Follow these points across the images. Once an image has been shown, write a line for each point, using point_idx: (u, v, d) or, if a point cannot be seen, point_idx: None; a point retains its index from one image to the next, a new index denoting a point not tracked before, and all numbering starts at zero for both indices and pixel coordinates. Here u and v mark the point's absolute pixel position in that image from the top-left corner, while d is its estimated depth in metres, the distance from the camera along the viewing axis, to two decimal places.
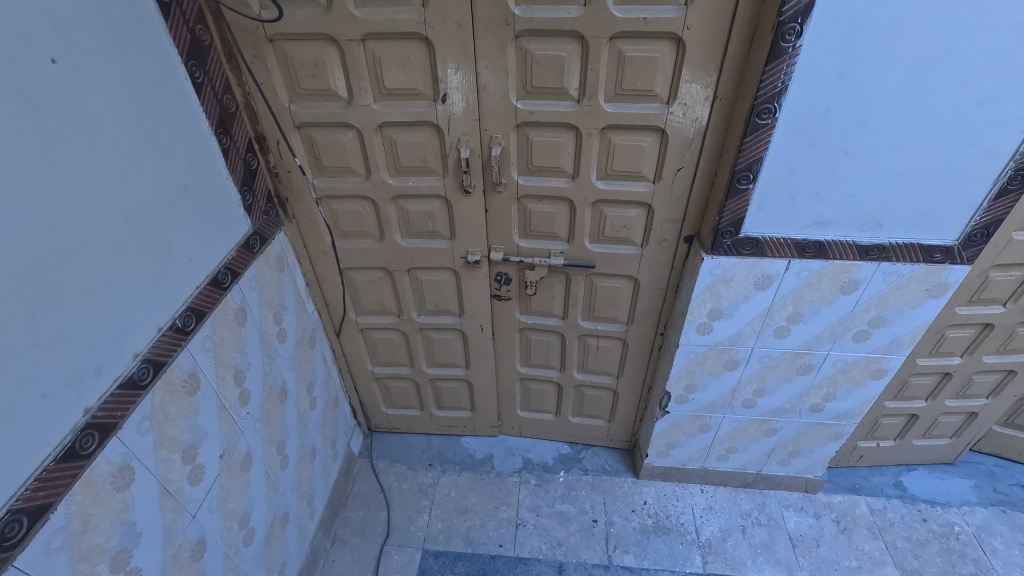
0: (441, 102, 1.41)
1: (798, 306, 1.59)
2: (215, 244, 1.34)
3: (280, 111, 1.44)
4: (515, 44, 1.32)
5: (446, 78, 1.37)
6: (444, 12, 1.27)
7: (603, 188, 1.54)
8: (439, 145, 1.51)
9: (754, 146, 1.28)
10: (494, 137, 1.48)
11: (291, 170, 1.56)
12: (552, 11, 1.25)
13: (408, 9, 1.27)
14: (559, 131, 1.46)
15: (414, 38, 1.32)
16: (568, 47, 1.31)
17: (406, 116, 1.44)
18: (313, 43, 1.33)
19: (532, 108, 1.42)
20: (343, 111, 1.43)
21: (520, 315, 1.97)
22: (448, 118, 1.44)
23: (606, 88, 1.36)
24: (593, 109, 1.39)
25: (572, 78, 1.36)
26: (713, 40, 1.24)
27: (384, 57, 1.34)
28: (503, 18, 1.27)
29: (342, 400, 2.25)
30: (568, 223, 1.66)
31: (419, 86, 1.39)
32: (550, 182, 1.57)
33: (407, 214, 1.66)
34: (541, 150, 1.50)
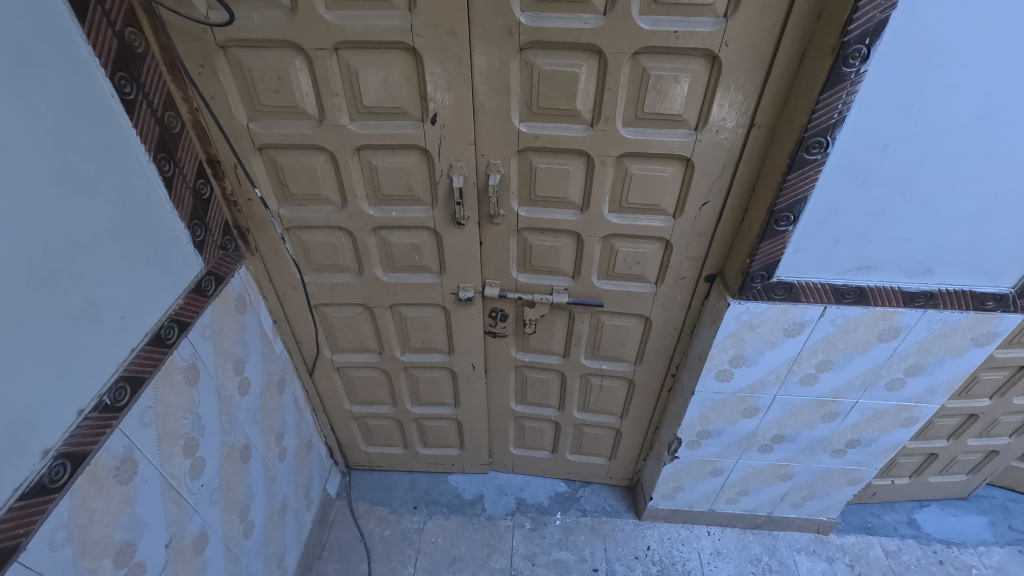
0: (430, 123, 1.19)
1: (829, 353, 1.43)
2: (156, 293, 1.11)
3: (236, 131, 1.21)
4: (519, 58, 1.11)
5: (436, 96, 1.15)
6: (437, 18, 1.05)
7: (616, 222, 1.35)
8: (427, 172, 1.29)
9: (798, 185, 1.10)
10: (493, 164, 1.27)
11: (252, 198, 1.33)
12: (567, 21, 1.04)
13: (392, 14, 1.05)
14: (568, 158, 1.26)
15: (398, 48, 1.09)
16: (582, 62, 1.10)
17: (388, 139, 1.22)
18: (275, 52, 1.10)
19: (539, 132, 1.21)
20: (313, 133, 1.20)
21: (516, 352, 1.77)
22: (439, 142, 1.23)
23: (625, 111, 1.16)
24: (610, 135, 1.19)
25: (586, 99, 1.15)
26: (755, 60, 1.05)
27: (363, 71, 1.12)
28: (506, 27, 1.06)
29: (316, 441, 2.02)
30: (574, 257, 1.47)
31: (406, 105, 1.17)
32: (555, 214, 1.37)
33: (389, 246, 1.44)
34: (546, 178, 1.30)
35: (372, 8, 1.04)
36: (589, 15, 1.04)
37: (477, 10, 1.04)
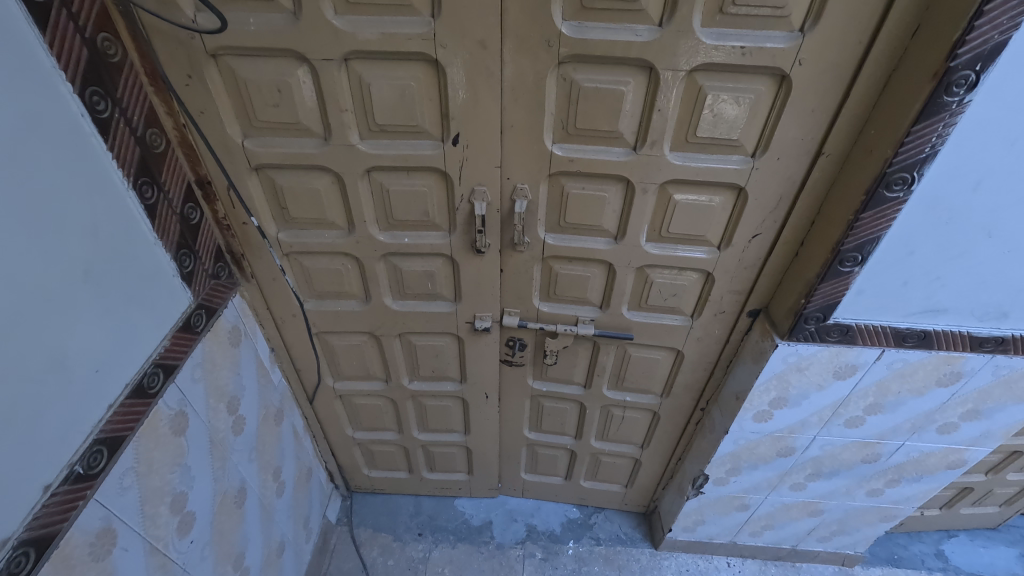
0: (451, 143, 1.05)
1: (880, 397, 1.31)
2: (137, 338, 0.97)
3: (230, 149, 1.06)
4: (556, 73, 0.97)
5: (460, 115, 1.01)
6: (464, 27, 0.90)
7: (654, 253, 1.22)
8: (445, 196, 1.15)
9: (872, 224, 0.97)
10: (520, 188, 1.13)
11: (247, 222, 1.18)
12: (615, 33, 0.90)
13: (412, 21, 0.90)
14: (604, 183, 1.12)
15: (418, 60, 0.95)
16: (629, 79, 0.96)
17: (403, 160, 1.08)
18: (275, 61, 0.94)
19: (574, 155, 1.07)
20: (317, 152, 1.06)
21: (533, 381, 1.65)
22: (461, 165, 1.08)
23: (673, 134, 1.02)
24: (655, 160, 1.05)
25: (630, 120, 1.01)
26: (831, 81, 0.91)
27: (377, 85, 0.97)
28: (544, 38, 0.91)
29: (316, 468, 1.90)
30: (603, 287, 1.34)
31: (424, 124, 1.03)
32: (586, 243, 1.23)
33: (400, 274, 1.30)
34: (579, 205, 1.16)
35: (389, 13, 0.89)
36: (641, 26, 0.89)
37: (512, 18, 0.89)
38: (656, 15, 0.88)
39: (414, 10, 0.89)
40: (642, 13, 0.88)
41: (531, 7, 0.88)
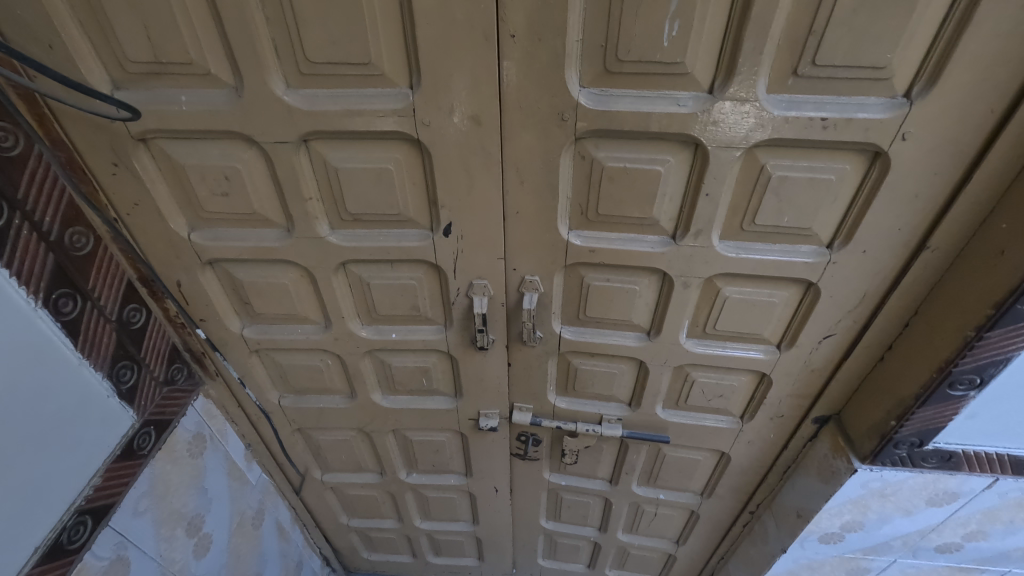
0: (442, 234, 0.84)
1: (985, 525, 1.04)
2: (53, 487, 0.79)
3: (176, 244, 0.87)
4: (572, 151, 0.75)
5: (452, 201, 0.80)
6: (452, 100, 0.70)
7: (696, 352, 0.99)
8: (439, 289, 0.95)
9: (999, 342, 0.73)
10: (529, 281, 0.91)
11: (206, 318, 0.99)
12: (649, 102, 0.69)
13: (386, 94, 0.70)
14: (634, 275, 0.90)
15: (396, 139, 0.75)
16: (667, 157, 0.74)
17: (385, 252, 0.87)
18: (218, 144, 0.75)
19: (596, 244, 0.85)
20: (278, 245, 0.86)
21: (548, 474, 1.42)
22: (455, 256, 0.88)
23: (723, 220, 0.79)
24: (700, 252, 0.83)
25: (668, 205, 0.79)
26: (947, 160, 0.67)
27: (345, 169, 0.77)
28: (557, 111, 0.70)
29: (308, 557, 1.70)
30: (632, 384, 1.11)
31: (408, 211, 0.83)
32: (611, 338, 1.01)
33: (390, 370, 1.10)
34: (602, 298, 0.94)
35: (355, 86, 0.69)
36: (684, 93, 0.68)
37: (513, 88, 0.68)
38: (704, 80, 0.66)
39: (387, 81, 0.69)
40: (686, 78, 0.66)
41: (537, 74, 0.67)
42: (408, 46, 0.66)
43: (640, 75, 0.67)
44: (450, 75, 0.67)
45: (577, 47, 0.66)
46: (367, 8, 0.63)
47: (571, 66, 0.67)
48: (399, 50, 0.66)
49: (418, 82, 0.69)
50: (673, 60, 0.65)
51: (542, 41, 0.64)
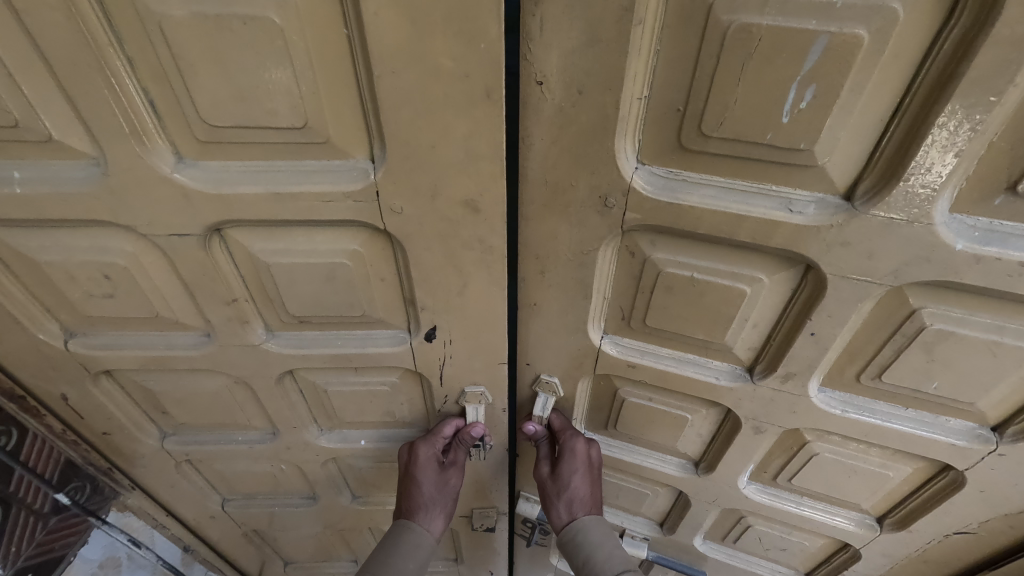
0: (423, 338, 0.60)
1: None
2: None
3: (46, 356, 0.63)
4: (615, 243, 0.50)
5: (437, 303, 0.56)
6: (436, 178, 0.45)
7: (758, 503, 0.72)
8: (421, 391, 0.70)
9: None
10: (542, 381, 0.66)
11: (108, 433, 0.75)
12: (740, 197, 0.43)
13: (330, 167, 0.46)
14: (685, 399, 0.64)
15: (351, 225, 0.50)
16: (761, 274, 0.47)
17: (342, 360, 0.63)
18: (85, 240, 0.51)
19: (637, 359, 0.59)
20: (192, 355, 0.62)
21: (552, 557, 1.09)
22: (444, 363, 0.63)
23: (832, 366, 0.52)
24: (793, 403, 0.56)
25: (748, 331, 0.53)
26: None
27: (279, 265, 0.53)
28: (598, 192, 0.45)
29: None
30: (668, 507, 0.85)
31: (377, 311, 0.58)
32: (642, 462, 0.75)
33: (359, 471, 0.87)
34: (641, 417, 0.68)
35: (282, 154, 0.45)
36: (801, 192, 0.41)
37: (535, 159, 0.44)
38: (838, 178, 0.40)
39: (331, 150, 0.44)
40: (810, 172, 0.40)
41: (574, 144, 0.42)
42: (363, 102, 0.41)
43: (733, 159, 0.41)
44: (432, 144, 0.43)
45: (638, 108, 0.40)
46: (291, 43, 0.38)
47: (625, 135, 0.42)
48: (349, 106, 0.42)
49: (382, 151, 0.44)
50: (793, 146, 0.39)
51: (583, 95, 0.39)
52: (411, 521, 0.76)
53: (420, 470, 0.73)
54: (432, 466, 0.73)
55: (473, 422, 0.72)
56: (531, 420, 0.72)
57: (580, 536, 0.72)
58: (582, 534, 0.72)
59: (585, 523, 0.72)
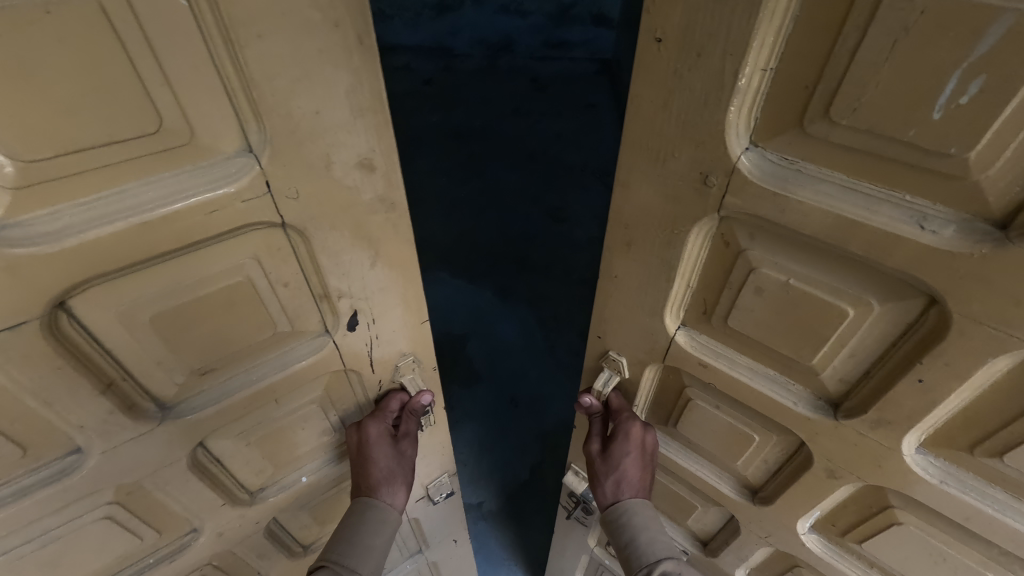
0: (346, 330, 0.47)
1: None
2: None
3: None
4: (709, 229, 0.38)
5: (354, 283, 0.44)
6: (334, 145, 0.35)
7: (816, 564, 0.54)
8: (350, 388, 0.55)
9: None
10: (610, 358, 0.54)
11: None
12: (862, 200, 0.30)
13: (200, 173, 0.32)
14: (756, 415, 0.48)
15: (246, 237, 0.36)
16: (876, 300, 0.33)
17: (247, 408, 0.47)
18: None
19: (711, 360, 0.45)
20: (74, 479, 0.40)
21: (589, 535, 0.81)
22: (370, 345, 0.50)
23: (937, 427, 0.37)
24: (875, 455, 0.40)
25: (842, 359, 0.38)
26: None
27: (163, 313, 0.36)
28: (699, 167, 0.34)
29: None
30: (714, 531, 0.65)
31: (291, 326, 0.44)
32: (696, 470, 0.58)
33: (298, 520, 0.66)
34: (703, 427, 0.53)
35: (119, 179, 0.30)
36: (938, 207, 0.28)
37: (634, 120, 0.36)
38: (997, 199, 0.26)
39: (195, 155, 0.31)
40: (958, 184, 0.27)
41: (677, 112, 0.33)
42: (223, 76, 0.29)
43: (866, 159, 0.28)
44: (317, 110, 0.33)
45: (761, 82, 0.30)
46: (111, 10, 0.25)
47: (737, 109, 0.31)
48: (209, 90, 0.29)
49: (263, 134, 0.32)
50: (936, 147, 0.26)
51: (701, 59, 0.30)
52: (358, 504, 0.59)
53: (373, 448, 0.57)
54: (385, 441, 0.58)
55: (418, 391, 0.58)
56: (587, 394, 0.59)
57: (624, 522, 0.57)
58: (624, 519, 0.57)
59: (631, 507, 0.58)
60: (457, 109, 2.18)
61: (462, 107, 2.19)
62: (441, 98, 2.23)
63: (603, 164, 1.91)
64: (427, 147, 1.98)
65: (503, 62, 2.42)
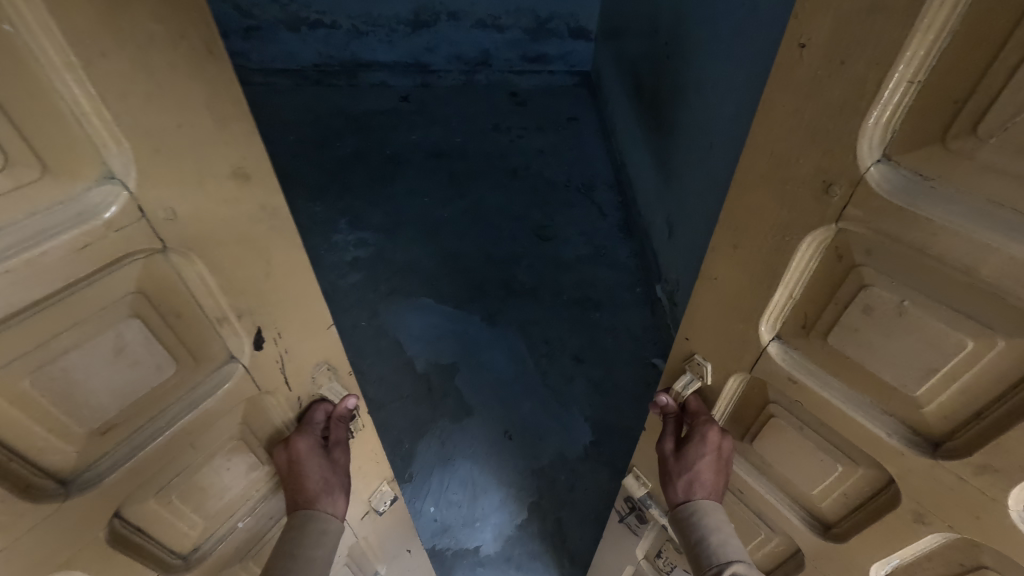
0: (252, 351, 0.43)
1: None
2: None
3: None
4: (823, 239, 0.37)
5: (252, 298, 0.41)
6: (207, 162, 0.34)
7: None
8: (270, 413, 0.49)
9: None
10: (695, 362, 0.54)
11: None
12: (1000, 226, 0.29)
13: (62, 211, 0.28)
14: (839, 444, 0.45)
15: (129, 277, 0.33)
16: (1001, 335, 0.31)
17: (153, 473, 0.40)
18: None
19: (802, 378, 0.44)
20: None
21: (635, 548, 0.76)
22: (281, 363, 0.47)
23: None
24: (973, 505, 0.37)
25: (951, 394, 0.35)
26: None
27: (42, 378, 0.31)
28: (823, 175, 0.35)
29: None
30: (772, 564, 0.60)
31: (194, 358, 0.40)
32: (768, 497, 0.54)
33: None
34: (781, 451, 0.50)
35: None
36: None
37: (765, 122, 0.37)
38: None
39: (56, 188, 0.28)
40: None
41: (808, 116, 0.34)
42: (70, 101, 0.27)
43: (1014, 181, 0.28)
44: (178, 124, 0.31)
45: (907, 95, 0.30)
46: None
47: (876, 120, 0.31)
48: (53, 116, 0.26)
49: (124, 156, 0.30)
50: None
51: (845, 67, 0.31)
52: (291, 528, 0.52)
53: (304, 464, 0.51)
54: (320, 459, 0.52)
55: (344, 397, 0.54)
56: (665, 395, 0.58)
57: (697, 528, 0.54)
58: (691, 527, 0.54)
59: (701, 516, 0.54)
60: (436, 127, 2.13)
61: (443, 125, 2.14)
62: (420, 116, 2.18)
63: (587, 179, 1.88)
64: (407, 166, 1.92)
65: (481, 78, 2.38)
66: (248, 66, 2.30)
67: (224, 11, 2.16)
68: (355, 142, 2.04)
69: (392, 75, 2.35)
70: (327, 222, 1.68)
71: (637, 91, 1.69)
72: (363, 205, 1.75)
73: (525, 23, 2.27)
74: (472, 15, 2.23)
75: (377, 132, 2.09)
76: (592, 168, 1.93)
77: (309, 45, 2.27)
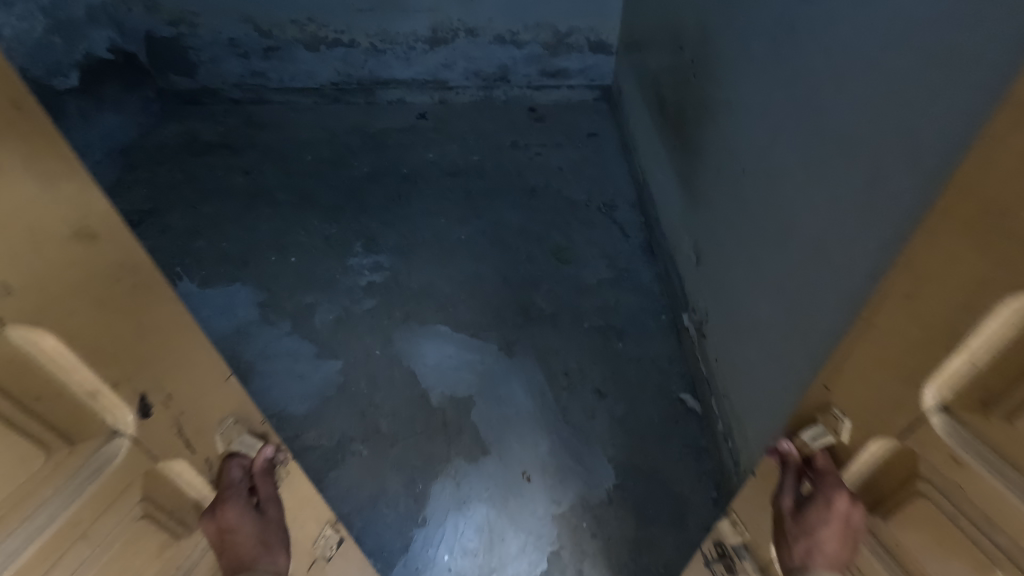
0: (134, 419, 0.46)
1: None
2: None
3: None
4: None
5: (121, 366, 0.44)
6: (45, 232, 0.36)
7: None
8: (170, 476, 0.52)
9: None
10: (832, 415, 0.50)
11: None
12: None
13: None
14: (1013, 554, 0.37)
15: None
16: None
17: (45, 566, 0.40)
18: None
19: (976, 456, 0.37)
20: None
21: None
22: (173, 424, 0.50)
23: None
24: None
25: None
26: None
27: None
28: None
29: None
30: None
31: (72, 439, 0.42)
32: None
33: None
34: (929, 542, 0.43)
35: None
36: None
37: (982, 170, 0.33)
38: None
39: None
40: None
41: None
42: None
43: None
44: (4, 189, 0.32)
45: None
46: None
47: None
48: None
49: None
50: None
51: None
52: None
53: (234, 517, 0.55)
54: (251, 513, 0.57)
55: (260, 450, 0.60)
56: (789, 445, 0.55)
57: None
58: None
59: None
60: (454, 145, 2.10)
61: (460, 142, 2.11)
62: (437, 134, 2.16)
63: (608, 198, 1.82)
64: (424, 185, 1.89)
65: (500, 94, 2.34)
66: (269, 86, 2.32)
67: (245, 32, 2.19)
68: (372, 161, 2.01)
69: (409, 92, 2.33)
70: (342, 244, 1.65)
71: (659, 108, 1.63)
72: (378, 226, 1.71)
73: (544, 38, 2.22)
74: (489, 31, 2.19)
75: (394, 151, 2.07)
76: (613, 186, 1.87)
77: (328, 64, 2.27)
